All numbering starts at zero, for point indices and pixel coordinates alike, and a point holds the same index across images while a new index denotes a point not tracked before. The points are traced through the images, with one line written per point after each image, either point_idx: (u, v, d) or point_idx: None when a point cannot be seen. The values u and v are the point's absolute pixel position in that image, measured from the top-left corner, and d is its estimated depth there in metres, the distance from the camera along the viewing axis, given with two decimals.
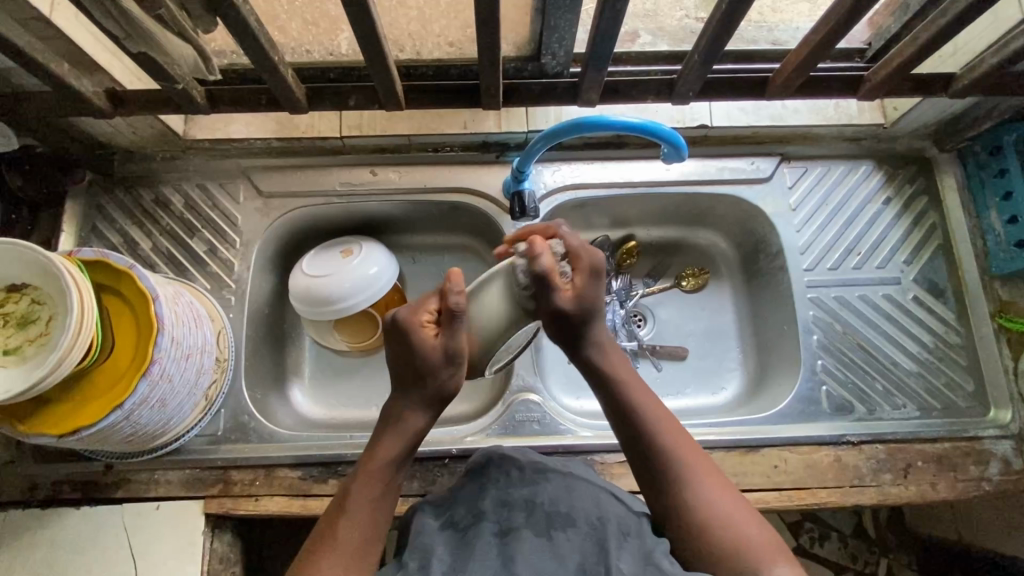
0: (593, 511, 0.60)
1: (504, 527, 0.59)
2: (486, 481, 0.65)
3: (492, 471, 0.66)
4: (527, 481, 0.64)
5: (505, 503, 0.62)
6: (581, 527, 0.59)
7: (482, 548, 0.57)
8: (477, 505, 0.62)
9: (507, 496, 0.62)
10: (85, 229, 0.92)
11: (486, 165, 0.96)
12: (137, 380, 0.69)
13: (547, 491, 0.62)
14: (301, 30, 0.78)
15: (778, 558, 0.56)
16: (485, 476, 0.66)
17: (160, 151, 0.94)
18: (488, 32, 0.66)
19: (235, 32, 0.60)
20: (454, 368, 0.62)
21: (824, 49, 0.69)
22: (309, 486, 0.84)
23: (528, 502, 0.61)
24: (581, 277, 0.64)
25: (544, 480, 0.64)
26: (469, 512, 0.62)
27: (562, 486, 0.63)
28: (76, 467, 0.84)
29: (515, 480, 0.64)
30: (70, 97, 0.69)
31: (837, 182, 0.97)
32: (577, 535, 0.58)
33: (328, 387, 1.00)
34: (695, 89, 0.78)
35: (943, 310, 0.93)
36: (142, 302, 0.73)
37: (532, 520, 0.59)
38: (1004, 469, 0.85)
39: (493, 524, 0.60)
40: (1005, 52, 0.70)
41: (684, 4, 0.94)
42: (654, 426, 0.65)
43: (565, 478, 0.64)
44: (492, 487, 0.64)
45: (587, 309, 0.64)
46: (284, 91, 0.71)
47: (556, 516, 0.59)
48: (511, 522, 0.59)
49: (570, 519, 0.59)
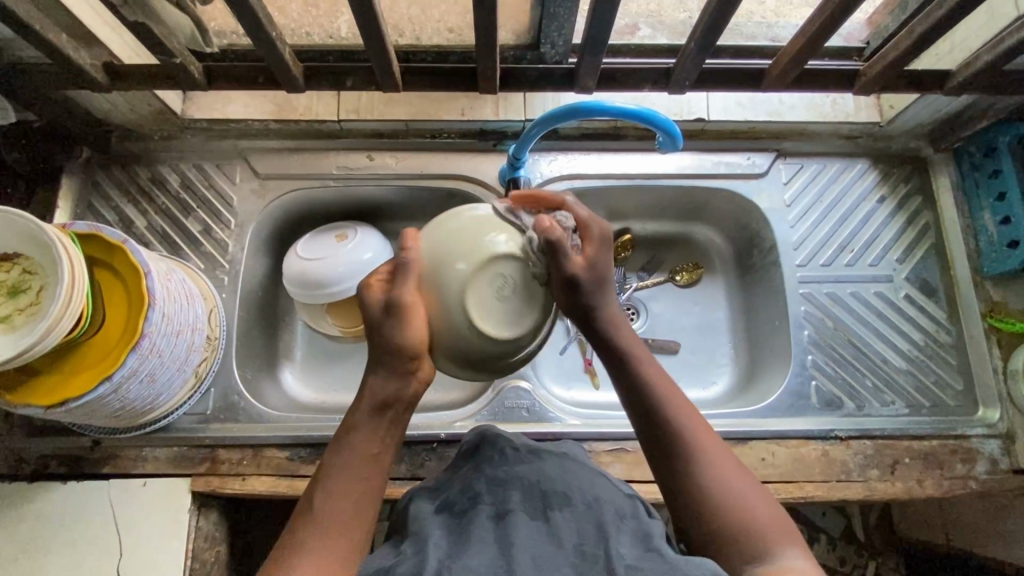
0: (590, 493, 0.59)
1: (500, 508, 0.58)
2: (480, 463, 0.65)
3: (487, 452, 0.66)
4: (522, 461, 0.64)
5: (499, 482, 0.61)
6: (578, 507, 0.58)
7: (477, 529, 0.55)
8: (471, 487, 0.61)
9: (501, 475, 0.62)
10: (81, 205, 0.92)
11: (483, 153, 0.96)
12: (126, 353, 0.69)
13: (542, 472, 0.62)
14: (301, 11, 0.81)
15: (786, 541, 0.55)
16: (479, 458, 0.66)
17: (158, 130, 0.95)
18: (486, 17, 0.66)
19: (233, 5, 0.60)
20: (401, 320, 0.56)
21: (819, 41, 0.69)
22: (297, 466, 0.84)
23: (524, 482, 0.61)
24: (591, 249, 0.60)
25: (538, 461, 0.64)
26: (464, 492, 0.61)
27: (557, 469, 0.63)
28: (64, 441, 0.84)
29: (510, 460, 0.64)
30: (67, 68, 0.69)
31: (833, 179, 0.97)
32: (573, 514, 0.57)
33: (319, 371, 1.00)
34: (691, 79, 0.78)
35: (934, 309, 0.93)
36: (134, 275, 0.73)
37: (528, 499, 0.58)
38: (991, 468, 0.86)
39: (489, 505, 0.58)
40: (999, 49, 0.70)
41: (687, 5, 0.96)
42: (670, 404, 0.62)
43: (561, 463, 0.64)
44: (486, 467, 0.64)
45: (600, 280, 0.61)
46: (282, 69, 0.71)
47: (553, 497, 0.58)
48: (506, 501, 0.58)
49: (566, 500, 0.58)
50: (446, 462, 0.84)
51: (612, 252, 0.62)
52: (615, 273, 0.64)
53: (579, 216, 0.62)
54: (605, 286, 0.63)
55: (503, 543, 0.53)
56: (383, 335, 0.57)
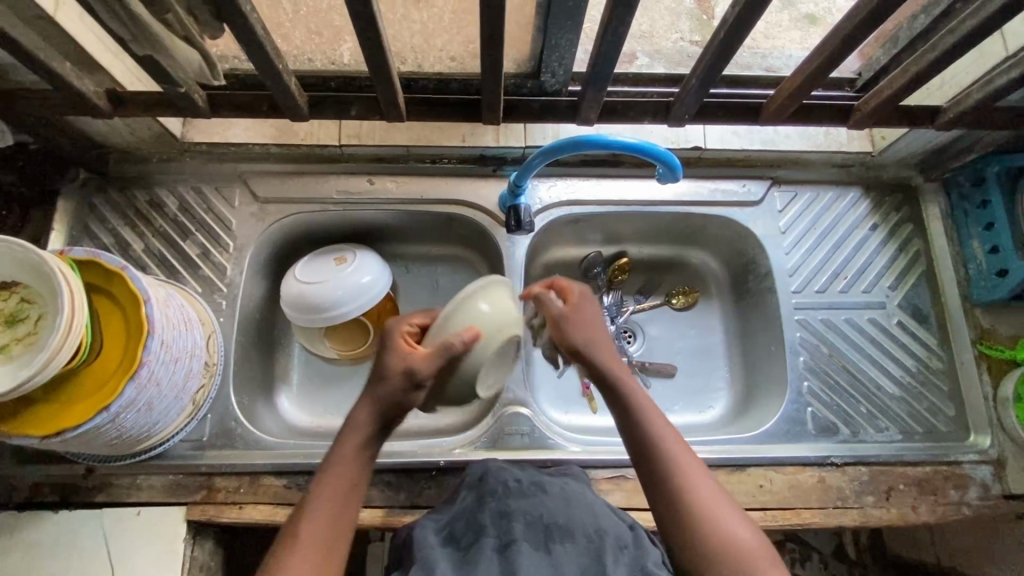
0: (591, 525, 0.61)
1: (504, 540, 0.58)
2: (485, 496, 0.65)
3: (491, 486, 0.67)
4: (526, 494, 0.65)
5: (503, 515, 0.61)
6: (579, 539, 0.59)
7: (481, 565, 0.55)
8: (476, 520, 0.62)
9: (506, 508, 0.62)
10: (77, 228, 0.92)
11: (483, 178, 0.97)
12: (125, 382, 0.68)
13: (544, 505, 0.63)
14: (304, 39, 0.79)
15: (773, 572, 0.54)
16: (485, 491, 0.67)
17: (157, 153, 0.94)
18: (492, 51, 0.67)
19: (242, 39, 0.60)
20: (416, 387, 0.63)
21: (818, 78, 0.71)
22: (294, 494, 0.83)
23: (526, 515, 0.61)
24: (578, 309, 0.67)
25: (541, 494, 0.65)
26: (469, 526, 0.61)
27: (560, 502, 0.64)
28: (57, 469, 0.82)
29: (514, 492, 0.65)
30: (69, 96, 0.68)
31: (826, 207, 0.99)
32: (575, 547, 0.58)
33: (317, 395, 0.99)
34: (690, 112, 0.79)
35: (926, 335, 0.95)
36: (133, 303, 0.72)
37: (531, 532, 0.59)
38: (983, 494, 0.87)
39: (493, 539, 0.59)
40: (989, 88, 0.72)
41: (679, 28, 0.98)
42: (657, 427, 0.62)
43: (563, 495, 0.65)
44: (491, 500, 0.64)
45: (588, 342, 0.66)
46: (286, 98, 0.71)
47: (555, 529, 0.59)
48: (510, 534, 0.59)
49: (567, 532, 0.59)
50: (446, 490, 0.84)
51: (596, 310, 0.69)
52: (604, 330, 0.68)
53: (568, 284, 0.70)
54: (602, 339, 0.67)
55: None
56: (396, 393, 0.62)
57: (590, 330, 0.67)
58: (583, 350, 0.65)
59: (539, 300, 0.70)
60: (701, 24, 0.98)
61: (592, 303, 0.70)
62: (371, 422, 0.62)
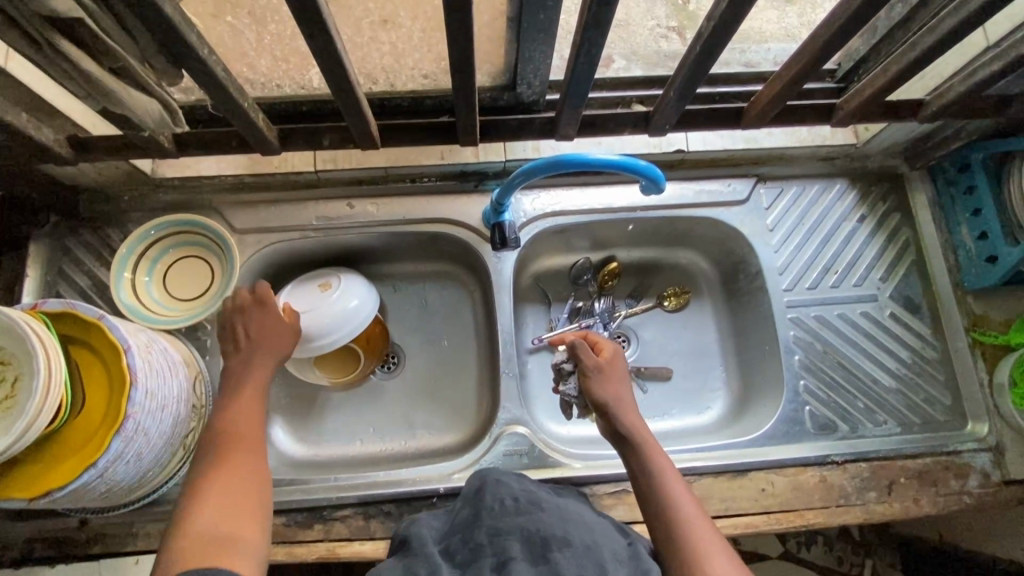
0: (588, 536, 0.60)
1: (501, 558, 0.57)
2: (481, 512, 0.65)
3: (487, 503, 0.66)
4: (523, 510, 0.64)
5: (499, 533, 0.61)
6: (577, 548, 0.58)
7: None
8: (472, 538, 0.61)
9: (502, 524, 0.62)
10: (51, 272, 0.88)
11: (465, 194, 0.95)
12: (110, 437, 0.66)
13: (541, 519, 0.62)
14: (270, 67, 0.76)
15: None
16: (480, 507, 0.66)
17: (128, 190, 0.92)
18: (463, 74, 0.65)
19: (202, 83, 0.57)
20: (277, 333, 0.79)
21: (798, 83, 0.69)
22: (294, 532, 0.82)
23: (523, 530, 0.60)
24: (608, 359, 0.79)
25: (537, 510, 0.63)
26: (465, 543, 0.62)
27: (557, 516, 0.63)
28: (49, 523, 0.81)
29: (510, 507, 0.65)
30: (28, 146, 0.66)
31: (812, 201, 0.98)
32: (573, 554, 0.57)
33: (311, 424, 0.98)
34: (672, 122, 0.78)
35: (919, 325, 0.94)
36: (112, 352, 0.71)
37: (528, 548, 0.58)
38: (983, 482, 0.87)
39: (491, 557, 0.58)
40: (972, 81, 0.71)
41: (655, 13, 0.97)
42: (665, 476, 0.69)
43: (559, 509, 0.64)
44: (487, 517, 0.64)
45: (618, 394, 0.75)
46: (254, 134, 0.69)
47: (553, 540, 0.59)
48: (507, 551, 0.58)
49: (565, 540, 0.59)
50: None
51: (624, 367, 0.79)
52: (628, 386, 0.77)
53: (600, 341, 0.82)
54: (626, 395, 0.76)
55: None
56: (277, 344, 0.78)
57: (616, 388, 0.76)
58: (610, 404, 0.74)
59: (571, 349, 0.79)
60: (678, 8, 0.97)
61: (623, 362, 0.80)
62: (262, 379, 0.73)
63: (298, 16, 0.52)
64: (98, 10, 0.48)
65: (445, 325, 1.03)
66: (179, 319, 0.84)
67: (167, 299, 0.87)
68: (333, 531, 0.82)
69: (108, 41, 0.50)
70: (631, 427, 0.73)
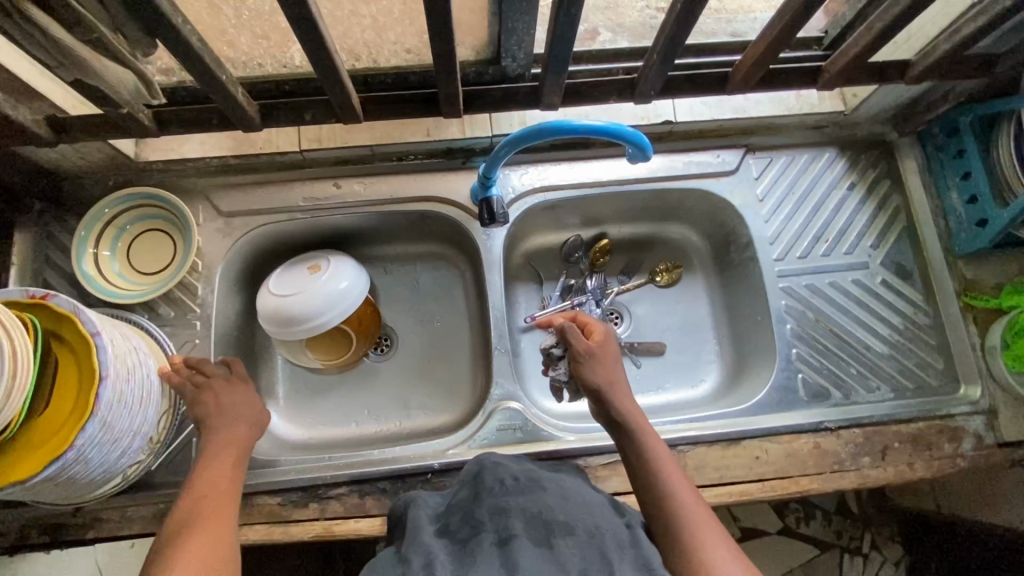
0: (591, 521, 0.59)
1: (503, 535, 0.57)
2: (482, 493, 0.64)
3: (487, 484, 0.66)
4: (523, 491, 0.63)
5: (501, 511, 0.60)
6: (580, 535, 0.57)
7: (479, 557, 0.54)
8: (472, 518, 0.61)
9: (502, 504, 0.61)
10: (37, 260, 0.88)
11: (453, 171, 0.95)
12: (47, 462, 0.65)
13: (543, 501, 0.61)
14: (251, 44, 0.75)
15: None
16: (481, 488, 0.66)
17: (114, 175, 0.91)
18: (443, 42, 0.64)
19: (178, 54, 0.56)
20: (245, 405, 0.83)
21: (781, 43, 0.69)
22: (289, 512, 0.82)
23: (525, 511, 0.60)
24: (598, 342, 0.80)
25: (540, 491, 0.63)
26: (465, 522, 0.61)
27: (559, 498, 0.62)
28: (43, 510, 0.81)
29: (511, 489, 0.64)
30: (6, 127, 0.65)
31: (802, 170, 0.98)
32: (576, 543, 0.56)
33: (304, 406, 0.98)
34: (656, 88, 0.77)
35: (910, 291, 0.94)
36: (80, 340, 0.70)
37: (530, 528, 0.57)
38: (977, 445, 0.87)
39: (491, 533, 0.58)
40: (957, 38, 0.71)
41: None
42: (655, 455, 0.70)
43: (561, 493, 0.63)
44: (488, 497, 0.64)
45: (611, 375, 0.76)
46: (235, 109, 0.68)
47: (555, 524, 0.58)
48: (509, 528, 0.57)
49: (568, 527, 0.58)
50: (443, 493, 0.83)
51: (615, 350, 0.80)
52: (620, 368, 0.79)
53: (592, 324, 0.83)
54: (619, 377, 0.77)
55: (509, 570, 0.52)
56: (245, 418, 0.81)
57: (609, 370, 0.77)
58: (604, 387, 0.75)
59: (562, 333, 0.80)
60: None
61: (615, 344, 0.81)
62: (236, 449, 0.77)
63: None
64: None
65: (437, 305, 1.03)
66: (140, 292, 0.86)
67: (131, 273, 0.88)
68: (329, 510, 0.82)
69: (79, 9, 0.49)
70: (624, 410, 0.73)
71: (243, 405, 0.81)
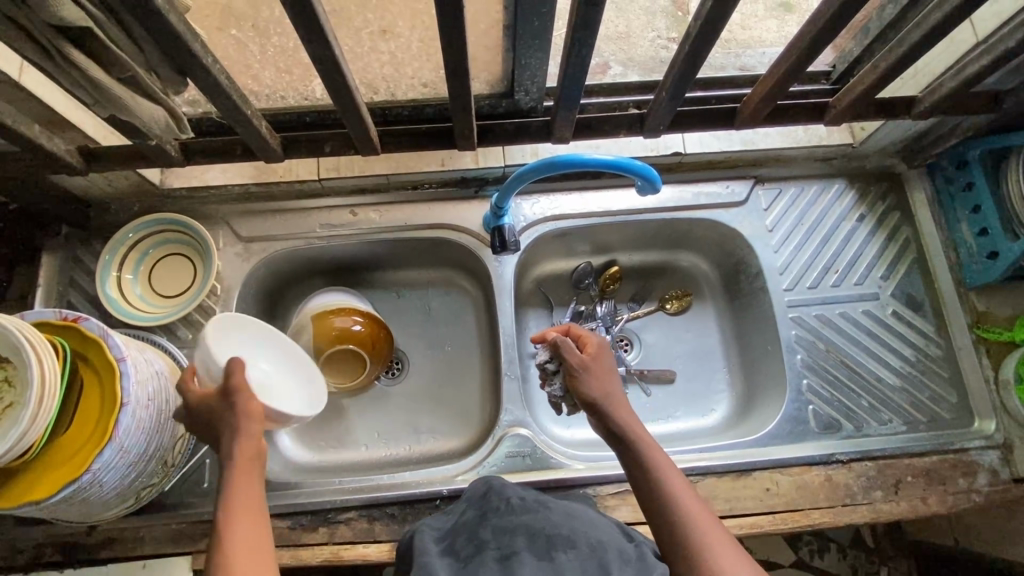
0: (591, 535, 0.60)
1: (505, 552, 0.58)
2: (488, 513, 0.66)
3: (494, 505, 0.68)
4: (527, 510, 0.64)
5: (503, 530, 0.61)
6: (582, 547, 0.57)
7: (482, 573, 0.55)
8: (477, 535, 0.62)
9: (506, 524, 0.62)
10: (62, 282, 0.90)
11: (466, 200, 0.97)
12: (65, 483, 0.67)
13: (546, 518, 0.62)
14: (275, 77, 0.80)
15: None
16: (487, 510, 0.67)
17: (140, 201, 0.94)
18: (459, 79, 0.67)
19: (207, 91, 0.59)
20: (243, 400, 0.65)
21: (787, 81, 0.71)
22: (299, 535, 0.82)
23: (528, 528, 0.61)
24: (594, 355, 0.77)
25: (544, 509, 0.64)
26: (469, 542, 0.62)
27: (562, 515, 0.63)
28: (59, 528, 0.82)
29: (516, 508, 0.65)
30: (41, 157, 0.68)
31: (812, 201, 0.99)
32: (578, 555, 0.57)
33: (316, 429, 0.98)
34: (665, 123, 0.79)
35: (922, 323, 0.94)
36: (107, 367, 0.72)
37: (533, 544, 0.58)
38: (992, 480, 0.86)
39: (494, 551, 0.59)
40: (962, 76, 0.72)
41: (655, 25, 0.99)
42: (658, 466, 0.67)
43: (564, 509, 0.65)
44: (493, 518, 0.65)
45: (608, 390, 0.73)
46: (258, 142, 0.71)
47: (557, 538, 0.59)
48: (511, 546, 0.58)
49: (570, 540, 0.58)
50: None
51: (611, 360, 0.78)
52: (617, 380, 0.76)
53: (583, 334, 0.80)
54: (614, 388, 0.74)
55: None
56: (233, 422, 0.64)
57: (605, 383, 0.74)
58: (601, 399, 0.72)
59: (556, 346, 0.76)
60: (678, 21, 0.99)
61: (609, 354, 0.79)
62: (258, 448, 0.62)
63: (297, 25, 0.54)
64: (103, 18, 0.50)
65: (448, 331, 1.04)
66: (162, 314, 0.89)
67: (152, 296, 0.91)
68: (338, 534, 0.82)
69: (115, 51, 0.52)
70: (621, 421, 0.71)
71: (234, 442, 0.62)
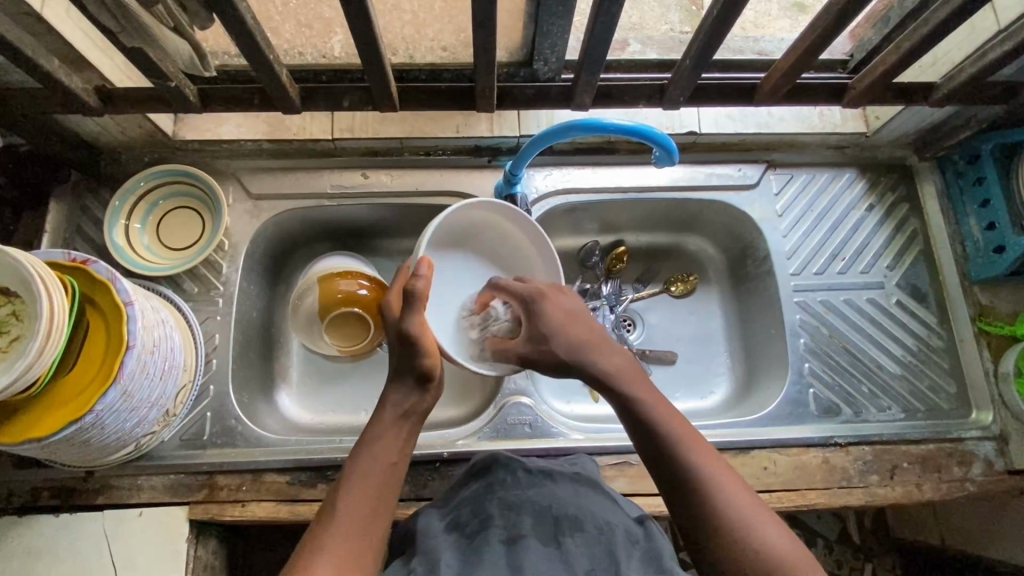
0: (600, 518, 0.59)
1: (511, 532, 0.57)
2: (494, 485, 0.66)
3: (499, 477, 0.67)
4: (533, 486, 0.65)
5: (511, 506, 0.61)
6: (589, 531, 0.57)
7: (486, 550, 0.55)
8: (483, 510, 0.61)
9: (513, 500, 0.62)
10: (69, 229, 0.90)
11: (478, 169, 0.97)
12: (67, 422, 0.66)
13: (553, 496, 0.62)
14: (294, 32, 0.79)
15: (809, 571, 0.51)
16: (493, 480, 0.67)
17: (150, 152, 0.94)
18: (483, 35, 0.66)
19: (233, 30, 0.59)
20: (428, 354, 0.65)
21: (808, 60, 0.71)
22: (298, 490, 0.83)
23: (535, 506, 0.61)
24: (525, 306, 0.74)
25: (550, 485, 0.65)
26: (475, 514, 0.61)
27: (570, 494, 0.64)
28: (57, 473, 0.82)
29: (522, 483, 0.65)
30: (59, 93, 0.68)
31: (822, 189, 0.99)
32: (585, 539, 0.56)
33: (316, 391, 0.99)
34: (685, 94, 0.80)
35: (925, 313, 0.95)
36: (113, 310, 0.71)
37: (540, 524, 0.58)
38: (987, 470, 0.87)
39: (501, 529, 0.58)
40: (983, 62, 0.72)
41: (668, 18, 0.97)
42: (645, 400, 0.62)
43: (570, 487, 0.65)
44: (500, 491, 0.64)
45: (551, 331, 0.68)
46: (278, 91, 0.71)
47: (565, 520, 0.58)
48: (518, 525, 0.58)
49: (578, 523, 0.58)
50: (450, 481, 0.83)
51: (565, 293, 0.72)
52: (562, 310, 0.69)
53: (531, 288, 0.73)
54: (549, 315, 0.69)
55: (514, 566, 0.53)
56: (407, 363, 0.65)
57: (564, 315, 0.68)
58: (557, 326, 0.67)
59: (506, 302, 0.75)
60: (691, 15, 0.98)
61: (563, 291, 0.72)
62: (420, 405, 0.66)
63: None
64: None
65: None
66: (169, 266, 0.88)
67: (159, 247, 0.90)
68: None
69: None
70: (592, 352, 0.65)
71: (395, 396, 0.65)
